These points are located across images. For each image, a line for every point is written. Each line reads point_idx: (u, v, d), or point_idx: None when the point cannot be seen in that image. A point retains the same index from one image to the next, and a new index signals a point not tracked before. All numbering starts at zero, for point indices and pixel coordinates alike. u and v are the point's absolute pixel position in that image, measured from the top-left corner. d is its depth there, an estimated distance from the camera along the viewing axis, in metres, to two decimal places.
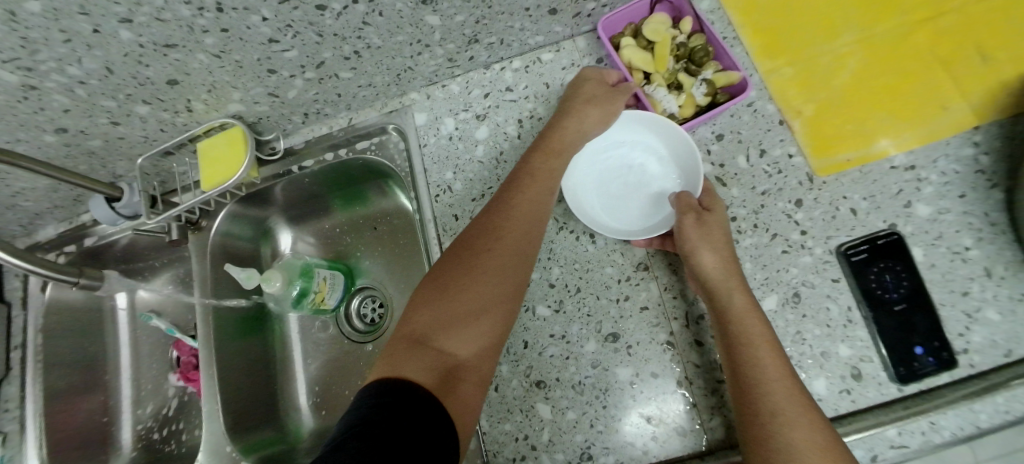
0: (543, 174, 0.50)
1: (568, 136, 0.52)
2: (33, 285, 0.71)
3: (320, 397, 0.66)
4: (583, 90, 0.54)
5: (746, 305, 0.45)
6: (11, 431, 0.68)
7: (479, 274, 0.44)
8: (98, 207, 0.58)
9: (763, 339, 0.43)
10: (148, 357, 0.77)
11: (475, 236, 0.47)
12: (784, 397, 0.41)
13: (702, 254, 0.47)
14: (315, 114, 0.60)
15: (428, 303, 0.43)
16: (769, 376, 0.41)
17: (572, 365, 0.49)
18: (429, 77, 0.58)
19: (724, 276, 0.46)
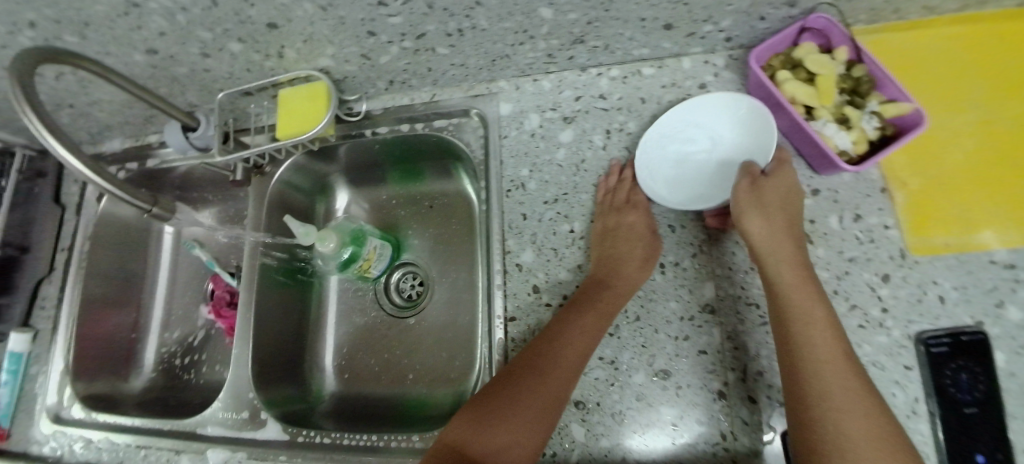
0: (599, 300, 0.47)
1: (617, 267, 0.48)
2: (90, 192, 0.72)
3: (346, 362, 0.66)
4: (616, 247, 0.49)
5: (795, 278, 0.43)
6: (44, 329, 0.69)
7: (545, 378, 0.44)
8: (172, 134, 0.58)
9: (818, 318, 0.41)
10: (183, 283, 0.77)
11: (527, 356, 0.46)
12: (838, 382, 0.38)
13: (749, 218, 0.45)
14: (399, 83, 0.59)
15: (470, 415, 0.44)
16: (820, 359, 0.39)
17: (615, 393, 0.48)
18: (523, 68, 0.56)
19: (773, 245, 0.44)
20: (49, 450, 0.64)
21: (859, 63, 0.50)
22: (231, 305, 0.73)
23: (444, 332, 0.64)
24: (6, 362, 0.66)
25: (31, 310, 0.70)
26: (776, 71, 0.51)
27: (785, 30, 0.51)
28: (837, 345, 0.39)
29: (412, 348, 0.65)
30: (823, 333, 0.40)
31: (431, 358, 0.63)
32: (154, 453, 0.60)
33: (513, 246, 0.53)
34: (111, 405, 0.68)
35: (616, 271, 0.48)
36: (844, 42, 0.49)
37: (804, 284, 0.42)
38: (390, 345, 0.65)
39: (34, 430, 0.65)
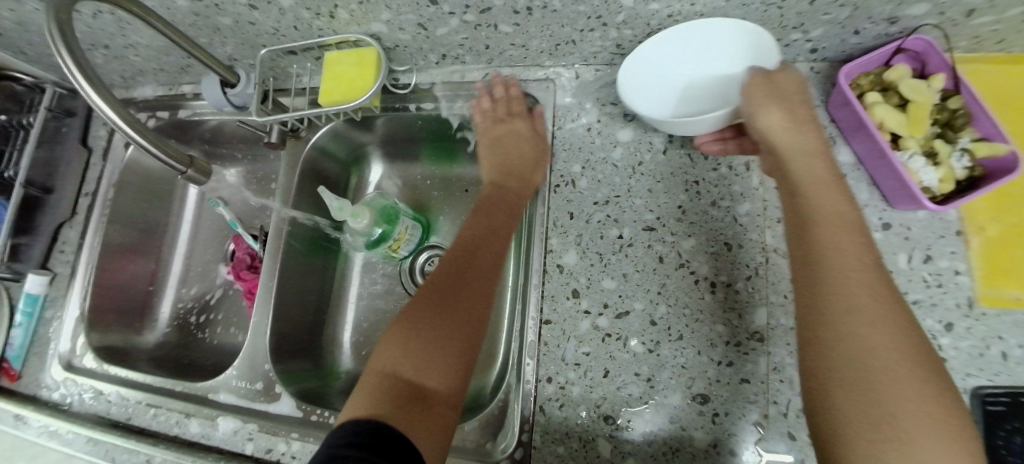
0: (504, 204, 0.50)
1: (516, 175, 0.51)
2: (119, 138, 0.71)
3: (364, 339, 0.65)
4: (507, 153, 0.52)
5: (810, 173, 0.38)
6: (61, 273, 0.69)
7: (466, 280, 0.44)
8: (210, 87, 0.55)
9: (831, 210, 0.36)
10: (204, 239, 0.76)
11: (453, 258, 0.46)
12: (860, 281, 0.32)
13: (765, 113, 0.41)
14: (452, 58, 0.55)
15: (404, 339, 0.41)
16: (827, 246, 0.34)
17: (648, 413, 0.45)
18: (586, 56, 0.53)
19: (790, 139, 0.40)
20: (59, 397, 0.64)
21: (956, 94, 0.46)
22: (252, 268, 0.72)
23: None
24: (23, 302, 0.66)
25: (52, 253, 0.70)
26: (864, 93, 0.48)
27: (878, 50, 0.47)
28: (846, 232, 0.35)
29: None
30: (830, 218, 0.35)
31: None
32: (164, 414, 0.59)
33: (556, 245, 0.50)
34: (122, 357, 0.68)
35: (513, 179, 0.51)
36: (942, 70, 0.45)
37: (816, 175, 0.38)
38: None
39: (45, 373, 0.66)
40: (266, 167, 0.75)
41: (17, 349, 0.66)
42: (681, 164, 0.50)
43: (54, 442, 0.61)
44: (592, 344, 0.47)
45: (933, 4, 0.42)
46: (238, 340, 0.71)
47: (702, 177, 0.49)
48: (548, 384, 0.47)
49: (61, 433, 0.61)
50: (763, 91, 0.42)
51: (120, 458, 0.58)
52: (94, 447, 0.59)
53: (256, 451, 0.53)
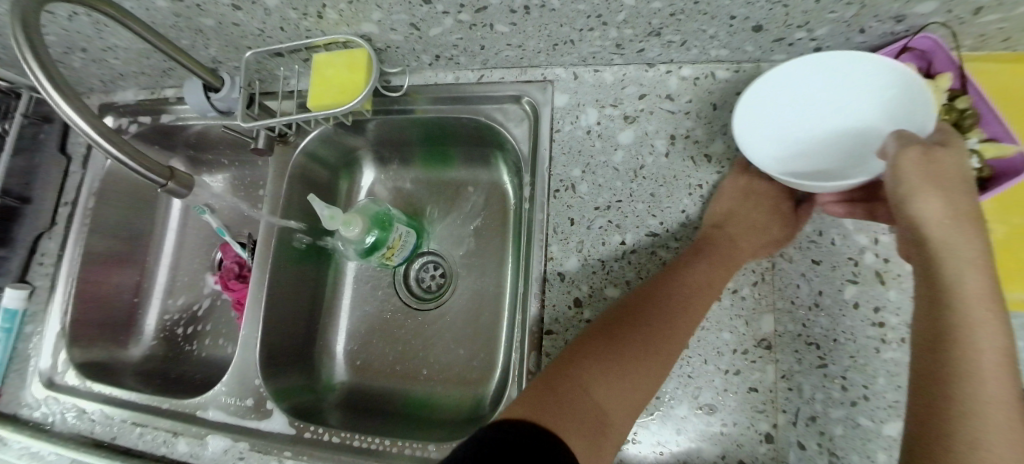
0: (727, 255, 0.45)
1: (750, 234, 0.47)
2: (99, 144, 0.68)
3: (358, 350, 0.62)
4: (745, 215, 0.49)
5: (979, 288, 0.31)
6: (40, 286, 0.66)
7: (644, 334, 0.42)
8: (194, 93, 0.54)
9: (996, 351, 0.29)
10: (191, 248, 0.74)
11: (632, 303, 0.44)
12: (1005, 421, 0.28)
13: (925, 199, 0.33)
14: (446, 60, 0.53)
15: (583, 364, 0.42)
16: (983, 392, 0.29)
17: (655, 424, 0.44)
18: (585, 56, 0.51)
19: (949, 233, 0.32)
20: (41, 416, 0.62)
21: (963, 93, 0.45)
22: (240, 278, 0.70)
23: (463, 333, 0.60)
24: None
25: (30, 265, 0.67)
26: None
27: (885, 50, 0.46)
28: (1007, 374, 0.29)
29: (427, 345, 0.60)
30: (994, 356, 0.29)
31: (448, 358, 0.59)
32: (151, 433, 0.57)
33: (556, 253, 0.48)
34: (107, 372, 0.66)
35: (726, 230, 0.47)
36: (949, 69, 0.45)
37: (988, 297, 0.30)
38: (404, 339, 0.61)
39: (25, 392, 0.63)
40: (254, 173, 0.73)
41: None
42: (684, 167, 0.49)
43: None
44: None
45: (940, 3, 0.40)
46: (228, 352, 0.69)
47: (706, 181, 0.48)
48: None
49: (42, 454, 0.59)
50: (916, 166, 0.34)
51: None
52: None
53: None
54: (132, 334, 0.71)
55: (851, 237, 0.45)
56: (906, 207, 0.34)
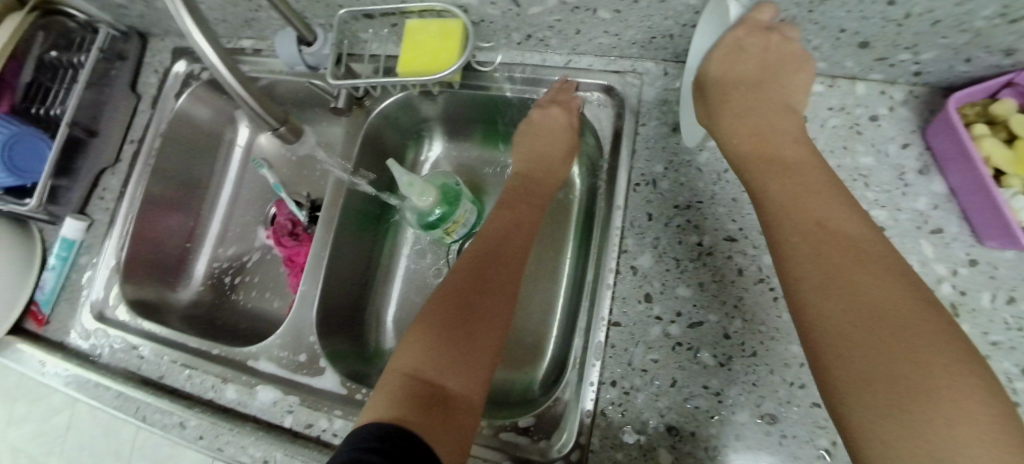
0: (524, 224, 0.53)
1: (546, 183, 0.57)
2: (170, 87, 0.69)
3: (405, 320, 0.63)
4: (536, 147, 0.56)
5: (755, 150, 0.41)
6: (99, 220, 0.67)
7: (480, 298, 0.46)
8: (284, 45, 0.52)
9: (823, 202, 0.36)
10: (245, 201, 0.75)
11: (469, 269, 0.48)
12: (829, 265, 0.33)
13: (696, 109, 0.48)
14: (536, 41, 0.53)
15: (423, 346, 0.42)
16: (808, 237, 0.34)
17: (714, 428, 0.44)
18: (679, 53, 0.50)
19: (715, 117, 0.45)
20: (90, 347, 0.63)
21: None
22: (292, 235, 0.70)
23: (520, 320, 0.60)
24: (58, 246, 0.65)
25: (91, 198, 0.68)
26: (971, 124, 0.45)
27: (990, 81, 0.45)
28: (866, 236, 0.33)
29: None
30: (840, 223, 0.34)
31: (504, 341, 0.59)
32: (200, 376, 0.58)
33: (631, 246, 0.48)
34: (154, 311, 0.66)
35: (527, 199, 0.55)
36: None
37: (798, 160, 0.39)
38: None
39: (75, 322, 0.65)
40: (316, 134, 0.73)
41: (48, 293, 0.65)
42: None
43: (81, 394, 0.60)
44: (660, 351, 0.46)
45: None
46: (272, 307, 0.70)
47: None
48: (610, 388, 0.46)
49: (90, 385, 0.60)
50: (716, 65, 0.46)
51: (151, 417, 0.56)
52: (122, 402, 0.58)
53: (296, 425, 0.51)
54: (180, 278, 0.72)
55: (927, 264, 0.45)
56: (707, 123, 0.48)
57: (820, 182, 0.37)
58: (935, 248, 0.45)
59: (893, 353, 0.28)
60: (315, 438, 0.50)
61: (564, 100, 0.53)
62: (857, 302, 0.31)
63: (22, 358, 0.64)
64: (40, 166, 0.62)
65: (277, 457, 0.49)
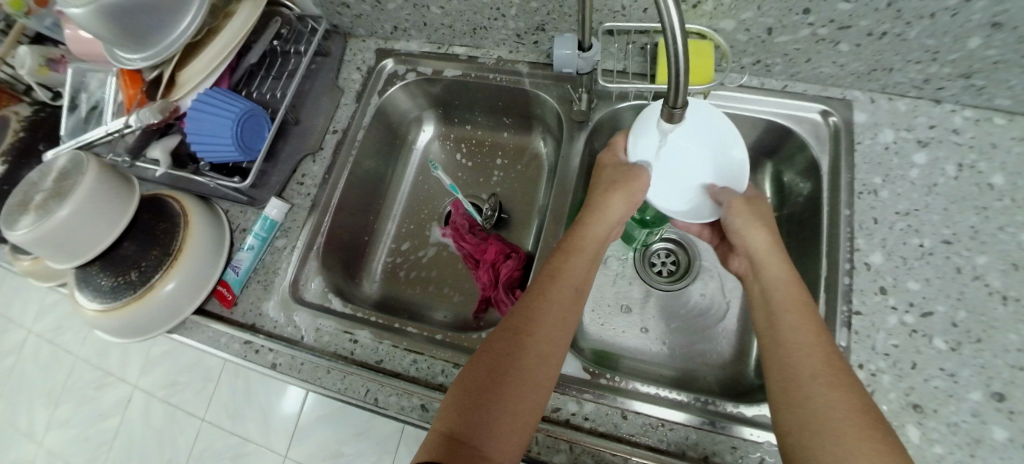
0: (569, 288, 0.51)
1: (594, 223, 0.56)
2: (374, 83, 0.75)
3: (601, 311, 0.69)
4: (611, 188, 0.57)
5: (782, 275, 0.51)
6: (298, 205, 0.70)
7: (532, 346, 0.48)
8: (562, 48, 0.58)
9: (807, 313, 0.47)
10: (422, 198, 0.81)
11: (514, 315, 0.50)
12: (818, 360, 0.44)
13: (756, 235, 0.54)
14: (763, 66, 0.62)
15: (459, 405, 0.45)
16: (796, 351, 0.45)
17: (952, 404, 0.50)
18: (888, 85, 0.60)
19: (770, 253, 0.53)
20: (290, 330, 0.64)
21: None
22: (472, 233, 0.74)
23: (723, 321, 0.67)
24: (261, 226, 0.67)
25: (290, 185, 0.72)
26: None
27: None
28: (820, 346, 0.45)
29: (683, 329, 0.67)
30: (807, 335, 0.46)
31: (710, 338, 0.66)
32: (427, 362, 0.60)
33: (862, 245, 0.56)
34: (346, 298, 0.69)
35: (569, 258, 0.53)
36: None
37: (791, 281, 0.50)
38: (661, 320, 0.68)
39: (267, 304, 0.66)
40: (496, 140, 0.81)
41: (241, 273, 0.67)
42: (967, 191, 0.57)
43: (296, 375, 0.61)
44: (900, 337, 0.53)
45: None
46: (454, 301, 0.73)
47: (989, 205, 0.56)
48: (859, 369, 0.52)
49: (300, 362, 0.61)
50: (744, 204, 0.54)
51: (384, 400, 0.58)
52: (348, 386, 0.59)
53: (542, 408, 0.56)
54: (361, 271, 0.76)
55: None
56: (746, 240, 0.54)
57: (808, 312, 0.47)
58: None
59: (843, 436, 0.39)
60: (565, 421, 0.55)
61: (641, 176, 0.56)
62: (829, 413, 0.41)
63: (219, 341, 0.65)
64: (261, 145, 0.65)
65: (539, 438, 0.54)
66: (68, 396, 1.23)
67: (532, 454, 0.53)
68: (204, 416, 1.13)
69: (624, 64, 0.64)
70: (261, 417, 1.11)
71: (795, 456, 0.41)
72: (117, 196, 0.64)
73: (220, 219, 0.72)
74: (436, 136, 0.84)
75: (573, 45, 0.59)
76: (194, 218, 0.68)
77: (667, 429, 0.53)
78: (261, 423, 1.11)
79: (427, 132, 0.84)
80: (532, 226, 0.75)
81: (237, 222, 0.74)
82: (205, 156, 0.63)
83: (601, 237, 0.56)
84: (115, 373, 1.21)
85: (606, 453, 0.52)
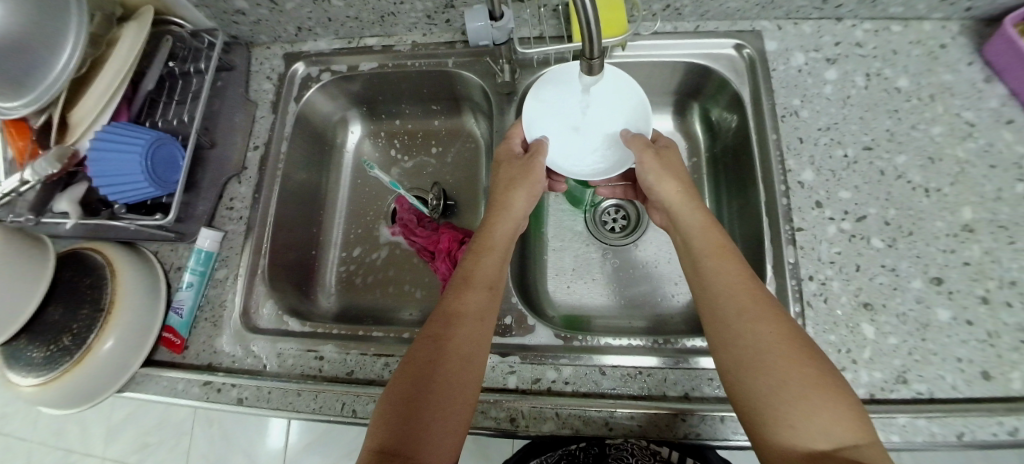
0: (486, 286, 0.52)
1: (502, 221, 0.57)
2: (289, 90, 0.71)
3: (562, 278, 0.69)
4: (503, 177, 0.58)
5: (702, 225, 0.53)
6: (232, 231, 0.67)
7: (456, 344, 0.47)
8: (474, 21, 0.57)
9: (730, 256, 0.49)
10: (366, 202, 0.79)
11: (439, 317, 0.49)
12: (744, 296, 0.46)
13: (666, 183, 0.56)
14: (672, 10, 0.63)
15: (389, 421, 0.44)
16: (723, 291, 0.47)
17: (897, 296, 0.53)
18: (792, 10, 0.63)
19: (683, 201, 0.55)
20: (251, 361, 0.61)
21: None
22: (422, 225, 0.73)
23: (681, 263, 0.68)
24: (196, 260, 0.64)
25: (220, 212, 0.68)
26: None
27: None
28: (746, 283, 0.47)
29: (644, 278, 0.68)
30: (730, 276, 0.48)
31: (672, 283, 0.67)
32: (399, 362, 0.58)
33: (794, 165, 0.59)
34: (303, 317, 0.66)
35: (483, 257, 0.54)
36: None
37: (711, 230, 0.52)
38: (622, 274, 0.69)
39: (220, 339, 0.63)
40: (431, 129, 0.79)
41: (185, 313, 0.63)
42: (878, 97, 0.60)
43: (265, 406, 0.58)
44: (841, 244, 0.56)
45: None
46: (417, 298, 0.71)
47: (899, 107, 0.59)
48: (810, 281, 0.55)
49: (266, 391, 0.58)
50: (655, 158, 0.56)
51: (364, 409, 0.56)
52: (321, 404, 0.57)
53: (521, 383, 0.55)
54: (314, 287, 0.73)
55: (1010, 147, 0.56)
56: (660, 191, 0.56)
57: (730, 257, 0.49)
58: (1013, 133, 0.57)
59: (769, 363, 0.42)
60: (547, 390, 0.54)
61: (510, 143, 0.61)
62: (759, 343, 0.43)
63: (177, 388, 0.61)
64: (178, 175, 0.61)
65: (523, 411, 0.54)
66: None
67: (520, 429, 0.53)
68: None
69: (540, 30, 0.64)
70: (246, 462, 1.06)
71: (733, 389, 0.44)
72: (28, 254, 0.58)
73: (151, 262, 0.67)
74: (369, 136, 0.81)
75: (485, 16, 0.58)
76: (118, 262, 0.63)
77: (646, 375, 0.54)
78: None
79: (358, 134, 0.81)
80: (481, 208, 0.74)
81: (171, 261, 0.70)
82: (118, 198, 0.58)
83: (512, 234, 0.57)
84: (78, 449, 1.13)
85: (591, 411, 0.53)
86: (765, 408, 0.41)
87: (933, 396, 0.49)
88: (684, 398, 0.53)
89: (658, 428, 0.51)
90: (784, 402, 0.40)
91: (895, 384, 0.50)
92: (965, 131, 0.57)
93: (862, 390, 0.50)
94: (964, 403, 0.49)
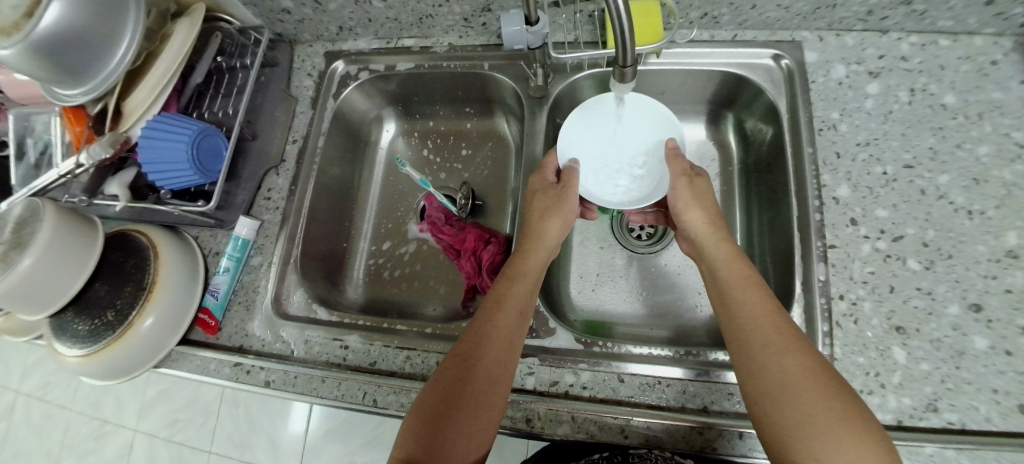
0: (516, 310, 0.52)
1: (537, 248, 0.57)
2: (328, 87, 0.74)
3: (585, 279, 0.70)
4: (537, 203, 0.59)
5: (728, 255, 0.52)
6: (268, 221, 0.69)
7: (482, 364, 0.48)
8: (509, 25, 0.59)
9: (757, 288, 0.49)
10: (395, 198, 0.80)
11: (467, 337, 0.50)
12: (769, 327, 0.46)
13: (693, 212, 0.56)
14: (710, 18, 0.62)
15: (415, 432, 0.45)
16: (747, 322, 0.47)
17: (933, 321, 0.51)
18: (834, 22, 0.61)
19: (711, 231, 0.55)
20: (279, 347, 0.63)
21: None
22: (448, 224, 0.74)
23: None
24: (233, 247, 0.66)
25: (257, 202, 0.70)
26: None
27: None
28: (772, 315, 0.46)
29: (668, 286, 0.68)
30: (755, 307, 0.47)
31: (697, 293, 0.67)
32: (421, 356, 0.59)
33: (829, 181, 0.57)
34: (330, 307, 0.68)
35: (514, 281, 0.55)
36: None
37: (738, 262, 0.52)
38: (646, 280, 0.69)
39: (251, 324, 0.65)
40: (461, 128, 0.81)
41: (220, 297, 0.66)
42: (922, 114, 0.58)
43: (291, 390, 0.60)
44: (875, 263, 0.54)
45: None
46: (440, 294, 0.72)
47: (944, 125, 0.57)
48: (840, 300, 0.53)
49: (293, 376, 0.61)
50: (685, 188, 0.56)
51: (384, 400, 0.57)
52: (345, 392, 0.58)
53: (539, 384, 0.56)
54: (342, 278, 0.75)
55: None
56: (686, 220, 0.57)
57: (756, 289, 0.49)
58: None
59: (793, 396, 0.41)
60: (564, 393, 0.55)
61: (544, 169, 0.61)
62: (783, 376, 0.43)
63: (209, 368, 0.64)
64: (220, 165, 0.64)
65: (539, 413, 0.54)
66: (69, 451, 1.21)
67: (537, 430, 0.54)
68: (210, 449, 1.11)
69: (574, 35, 0.63)
70: (268, 443, 1.09)
71: (757, 422, 0.43)
72: (83, 234, 0.61)
73: (191, 247, 0.70)
74: (401, 133, 0.83)
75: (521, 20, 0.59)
76: (163, 248, 0.66)
77: (665, 386, 0.54)
78: (269, 449, 1.09)
79: (391, 132, 0.83)
80: (507, 209, 0.75)
81: (209, 246, 0.73)
82: (164, 185, 0.61)
83: (545, 261, 0.57)
84: (113, 420, 1.19)
85: (607, 417, 0.53)
86: (789, 441, 0.40)
87: (965, 427, 0.48)
88: (703, 412, 0.52)
89: (674, 440, 0.51)
90: (808, 436, 0.39)
91: (925, 411, 0.48)
92: (1014, 153, 0.55)
93: (889, 416, 0.49)
94: (999, 437, 0.47)
